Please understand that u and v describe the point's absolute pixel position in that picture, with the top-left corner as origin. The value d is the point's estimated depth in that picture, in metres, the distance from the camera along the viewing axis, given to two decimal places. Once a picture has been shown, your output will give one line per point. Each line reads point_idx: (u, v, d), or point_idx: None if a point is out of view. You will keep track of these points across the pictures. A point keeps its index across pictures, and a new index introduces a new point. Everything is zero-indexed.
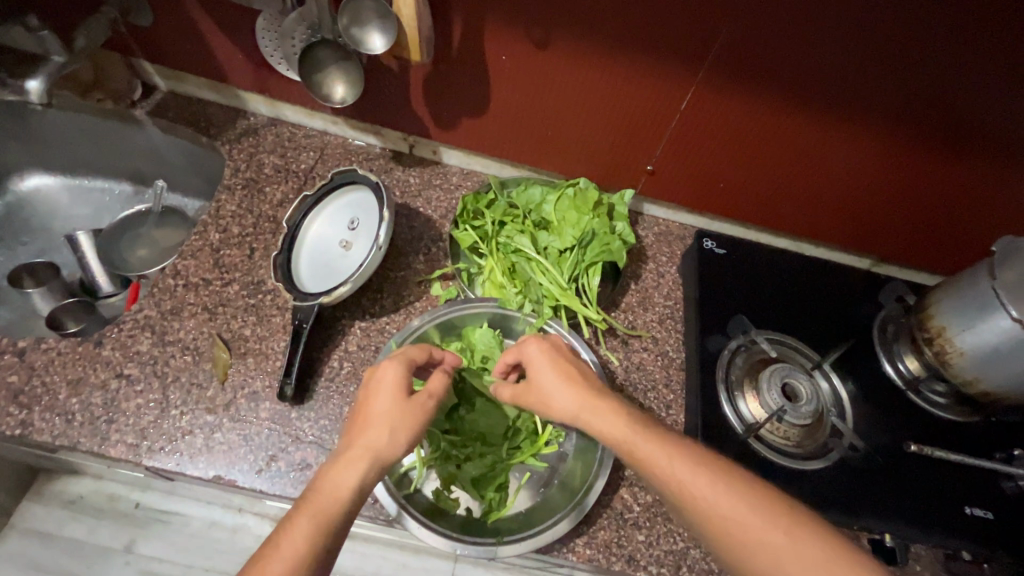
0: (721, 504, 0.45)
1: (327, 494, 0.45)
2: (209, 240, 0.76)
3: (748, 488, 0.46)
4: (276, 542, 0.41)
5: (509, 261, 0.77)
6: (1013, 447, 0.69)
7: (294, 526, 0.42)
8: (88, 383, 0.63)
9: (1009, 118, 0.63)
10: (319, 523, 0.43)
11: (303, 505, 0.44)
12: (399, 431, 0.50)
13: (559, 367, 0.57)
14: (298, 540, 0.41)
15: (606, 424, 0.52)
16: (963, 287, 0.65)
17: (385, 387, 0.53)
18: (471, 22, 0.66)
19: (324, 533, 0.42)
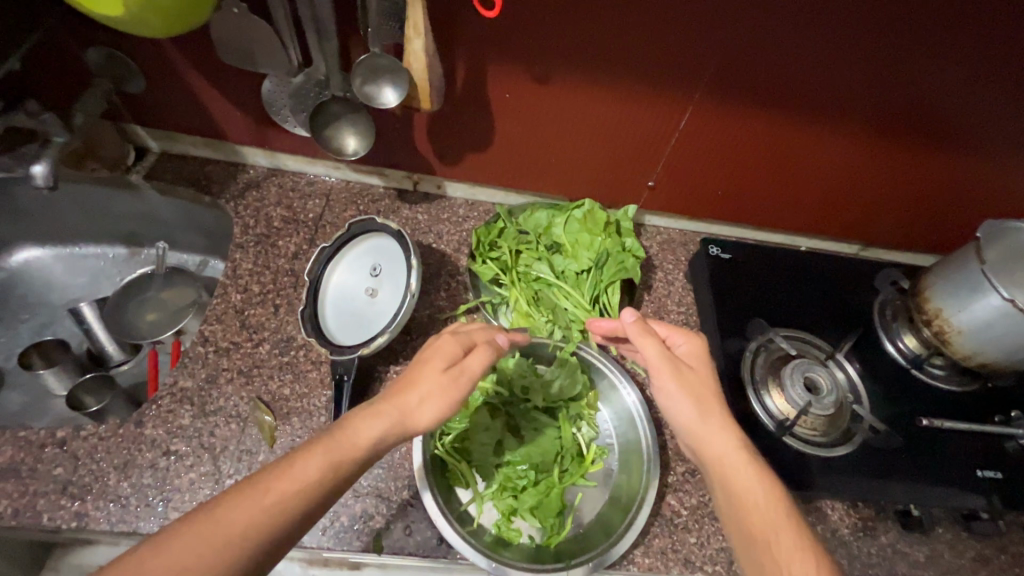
0: (778, 533, 0.48)
1: (348, 438, 0.48)
2: (232, 302, 0.76)
3: (806, 541, 0.48)
4: (292, 464, 0.45)
5: (534, 288, 0.79)
6: (1011, 409, 0.76)
7: (310, 460, 0.45)
8: (136, 465, 0.62)
9: (984, 107, 0.68)
10: (331, 461, 0.46)
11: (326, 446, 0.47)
12: (429, 402, 0.52)
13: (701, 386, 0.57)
14: (311, 469, 0.45)
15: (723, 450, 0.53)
16: (954, 271, 0.70)
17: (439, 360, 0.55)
18: (476, 66, 0.68)
19: (330, 478, 0.45)
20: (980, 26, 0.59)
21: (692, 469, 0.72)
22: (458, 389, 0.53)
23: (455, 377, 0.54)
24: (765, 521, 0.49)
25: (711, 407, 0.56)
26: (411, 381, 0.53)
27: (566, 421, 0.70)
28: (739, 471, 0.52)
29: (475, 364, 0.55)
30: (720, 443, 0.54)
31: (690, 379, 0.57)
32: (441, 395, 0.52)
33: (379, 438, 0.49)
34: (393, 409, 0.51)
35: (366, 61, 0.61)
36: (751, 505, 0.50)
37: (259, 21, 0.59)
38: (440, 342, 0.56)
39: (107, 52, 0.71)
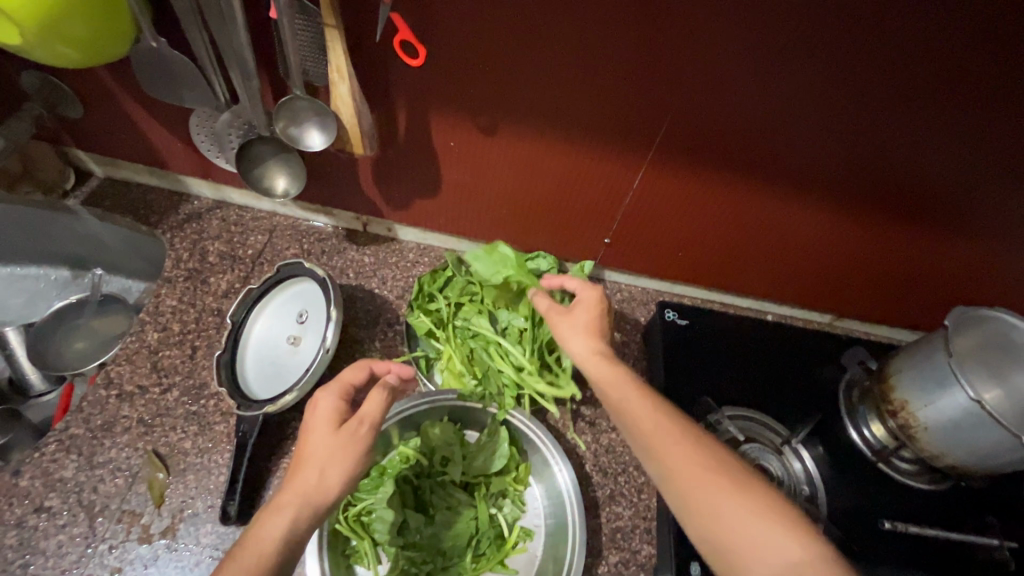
0: (646, 419, 0.49)
1: (251, 551, 0.40)
2: (147, 341, 0.71)
3: (674, 418, 0.49)
4: None
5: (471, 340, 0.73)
6: (985, 513, 0.68)
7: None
8: (1, 522, 0.57)
9: (951, 190, 0.64)
10: None
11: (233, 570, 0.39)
12: (331, 468, 0.46)
13: (591, 318, 0.59)
14: None
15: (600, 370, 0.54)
16: (920, 358, 0.64)
17: (325, 426, 0.48)
18: (416, 114, 0.65)
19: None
20: (952, 102, 0.54)
21: (626, 559, 0.65)
22: (360, 441, 0.48)
23: (352, 432, 0.48)
24: (632, 404, 0.50)
25: (585, 331, 0.57)
26: (300, 458, 0.46)
27: (484, 499, 0.63)
28: (626, 400, 0.51)
29: (370, 409, 0.50)
30: (599, 366, 0.54)
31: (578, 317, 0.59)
32: (342, 455, 0.47)
33: (287, 533, 0.42)
34: (293, 495, 0.44)
35: (288, 104, 0.59)
36: (648, 432, 0.48)
37: (180, 57, 0.56)
38: (317, 403, 0.50)
39: (41, 76, 0.68)
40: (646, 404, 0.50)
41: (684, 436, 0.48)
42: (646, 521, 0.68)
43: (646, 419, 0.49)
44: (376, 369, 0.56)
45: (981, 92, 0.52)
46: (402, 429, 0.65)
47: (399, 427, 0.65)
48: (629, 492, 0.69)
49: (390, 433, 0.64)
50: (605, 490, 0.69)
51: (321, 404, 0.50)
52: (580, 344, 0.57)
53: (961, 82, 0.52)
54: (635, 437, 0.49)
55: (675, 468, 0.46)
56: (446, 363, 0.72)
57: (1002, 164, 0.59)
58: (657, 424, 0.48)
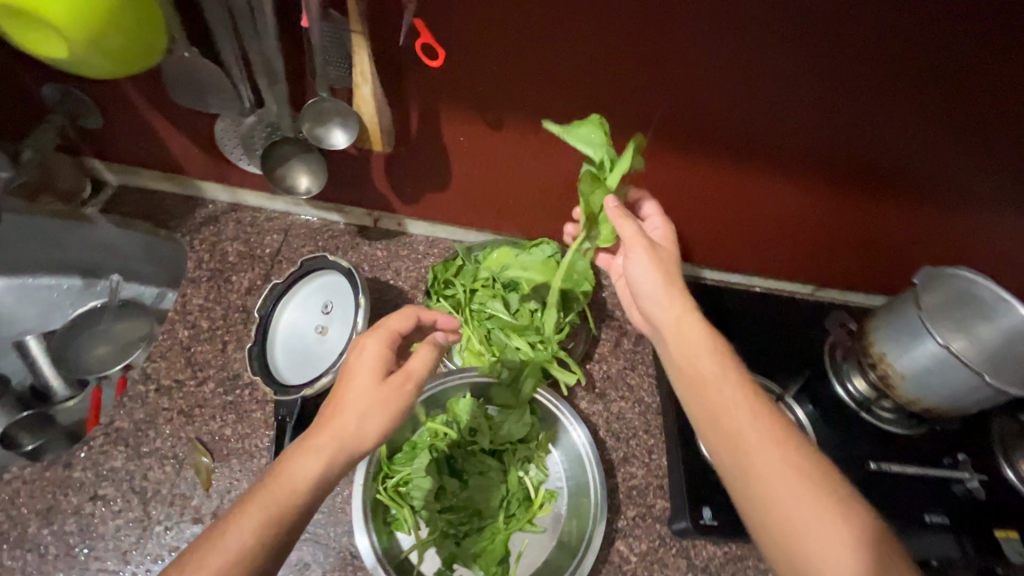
0: (729, 392, 0.52)
1: (282, 490, 0.44)
2: (178, 338, 0.74)
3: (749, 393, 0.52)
4: (224, 530, 0.43)
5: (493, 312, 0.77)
6: (957, 451, 0.76)
7: (242, 519, 0.43)
8: (59, 511, 0.60)
9: (917, 163, 0.71)
10: (268, 518, 0.43)
11: (262, 502, 0.44)
12: (369, 421, 0.49)
13: (669, 268, 0.59)
14: (244, 534, 0.42)
15: (682, 327, 0.56)
16: (893, 314, 0.71)
17: (368, 373, 0.51)
18: (429, 111, 0.70)
19: (266, 534, 0.43)
20: (911, 81, 0.61)
21: (642, 513, 0.71)
22: (401, 397, 0.51)
23: (394, 387, 0.51)
24: (710, 372, 0.53)
25: (678, 297, 0.58)
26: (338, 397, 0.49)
27: (512, 464, 0.68)
28: (714, 383, 0.53)
29: (414, 367, 0.53)
30: (689, 335, 0.56)
31: (663, 258, 0.59)
32: (377, 409, 0.50)
33: (316, 476, 0.46)
34: (328, 441, 0.47)
35: (315, 105, 0.63)
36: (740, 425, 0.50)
37: (210, 65, 0.60)
38: (364, 350, 0.53)
39: (63, 89, 0.71)
40: (738, 397, 0.52)
41: (782, 441, 0.48)
42: (658, 478, 0.74)
43: (742, 416, 0.50)
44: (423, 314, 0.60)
45: (935, 71, 0.59)
46: (428, 407, 0.70)
47: (425, 405, 0.70)
48: (641, 453, 0.75)
49: (417, 412, 0.69)
50: (618, 452, 0.75)
51: (367, 351, 0.52)
52: (664, 305, 0.58)
53: (915, 62, 0.58)
54: (715, 418, 0.51)
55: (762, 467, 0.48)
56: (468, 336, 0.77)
57: (958, 136, 0.66)
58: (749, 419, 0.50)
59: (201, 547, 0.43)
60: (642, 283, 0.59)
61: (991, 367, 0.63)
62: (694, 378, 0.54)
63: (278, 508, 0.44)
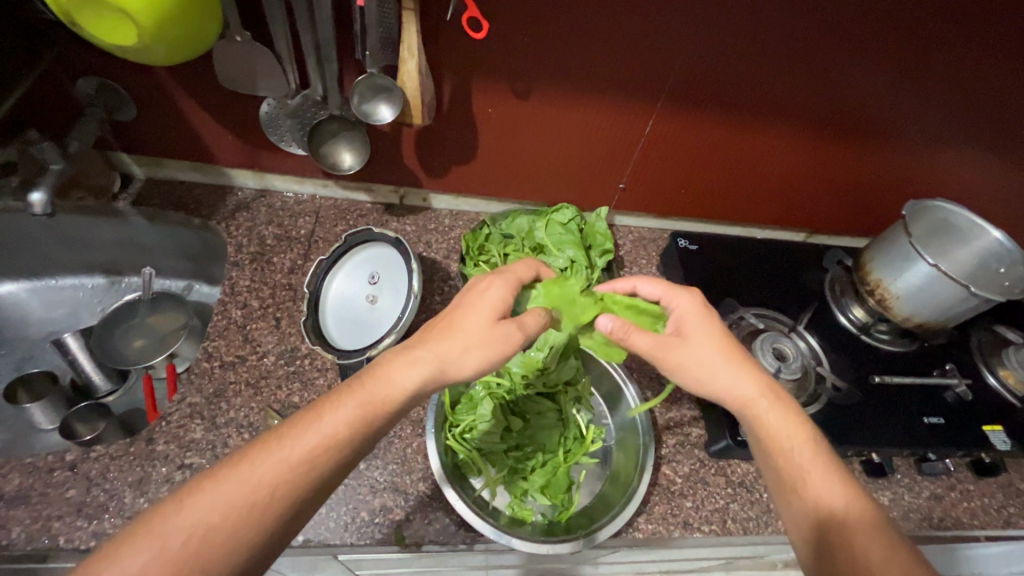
0: (804, 462, 0.54)
1: (383, 389, 0.51)
2: (233, 318, 0.77)
3: (830, 461, 0.54)
4: (322, 411, 0.48)
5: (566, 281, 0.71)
6: (945, 362, 0.87)
7: (338, 411, 0.48)
8: (151, 480, 0.63)
9: (896, 110, 0.79)
10: (364, 411, 0.49)
11: (363, 401, 0.49)
12: (472, 353, 0.54)
13: (714, 347, 0.61)
14: (343, 419, 0.48)
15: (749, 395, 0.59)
16: (887, 243, 0.80)
17: (489, 311, 0.57)
18: (462, 82, 0.74)
19: (359, 425, 0.48)
20: (897, 38, 0.69)
21: (681, 440, 0.79)
22: (507, 338, 0.56)
23: (504, 328, 0.56)
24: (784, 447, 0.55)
25: (748, 370, 0.60)
26: (453, 334, 0.54)
27: (565, 403, 0.75)
28: (792, 456, 0.55)
29: (527, 323, 0.59)
30: (758, 409, 0.58)
31: (694, 344, 0.61)
32: (481, 347, 0.54)
33: (411, 387, 0.51)
34: (432, 358, 0.53)
35: (366, 81, 0.67)
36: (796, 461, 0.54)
37: (262, 48, 0.63)
38: (490, 289, 0.58)
39: (99, 81, 0.73)
40: (815, 463, 0.54)
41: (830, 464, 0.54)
42: (691, 409, 0.81)
43: (822, 486, 0.52)
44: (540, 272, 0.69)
45: (914, 23, 0.67)
46: None
47: None
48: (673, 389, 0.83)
49: None
50: (653, 390, 0.82)
51: (493, 289, 0.58)
52: (730, 379, 0.59)
53: (903, 20, 0.66)
54: (787, 495, 0.53)
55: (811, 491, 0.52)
56: (535, 296, 0.69)
57: (937, 84, 0.75)
58: (810, 462, 0.54)
59: (299, 422, 0.47)
60: (688, 377, 0.61)
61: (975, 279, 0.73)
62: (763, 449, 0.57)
63: (376, 408, 0.49)
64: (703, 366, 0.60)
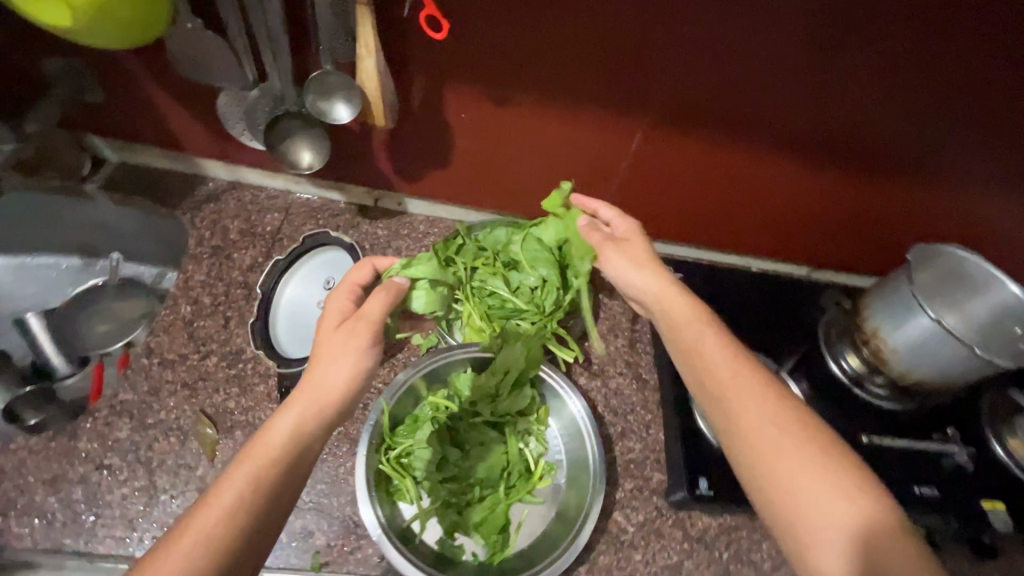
0: (754, 417, 0.53)
1: (262, 451, 0.47)
2: (181, 313, 0.75)
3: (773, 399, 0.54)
4: (208, 496, 0.44)
5: (434, 270, 0.70)
6: (947, 427, 0.78)
7: (224, 487, 0.44)
8: (66, 480, 0.61)
9: (914, 143, 0.71)
10: (253, 474, 0.45)
11: (247, 467, 0.46)
12: (335, 365, 0.54)
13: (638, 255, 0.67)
14: (231, 488, 0.44)
15: (675, 303, 0.63)
16: (889, 289, 0.72)
17: (337, 321, 0.58)
18: (434, 87, 0.69)
19: (255, 489, 0.45)
20: (914, 68, 0.61)
21: (640, 485, 0.73)
22: (358, 332, 0.56)
23: (351, 326, 0.56)
24: (720, 372, 0.56)
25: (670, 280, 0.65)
26: (316, 354, 0.55)
27: (513, 436, 0.70)
28: (731, 386, 0.55)
29: (371, 309, 0.58)
30: (674, 314, 0.62)
31: (629, 249, 0.68)
32: (342, 355, 0.54)
33: (294, 432, 0.49)
34: (303, 395, 0.52)
35: (319, 78, 0.64)
36: (747, 421, 0.53)
37: (214, 38, 0.60)
38: (331, 300, 0.60)
39: (64, 61, 0.70)
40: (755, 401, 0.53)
41: (783, 417, 0.52)
42: (655, 452, 0.75)
43: (780, 436, 0.51)
44: (377, 266, 0.68)
45: (934, 51, 0.59)
46: (429, 382, 0.72)
47: (424, 379, 0.71)
48: (639, 427, 0.77)
49: (416, 385, 0.71)
50: (616, 427, 0.76)
51: (332, 305, 0.59)
52: (648, 282, 0.65)
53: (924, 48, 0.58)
54: (734, 433, 0.53)
55: (805, 479, 0.48)
56: (421, 299, 0.71)
57: (957, 120, 0.67)
58: (743, 389, 0.55)
59: (184, 519, 0.42)
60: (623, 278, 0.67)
61: (982, 339, 0.64)
62: (713, 399, 0.56)
63: (265, 466, 0.46)
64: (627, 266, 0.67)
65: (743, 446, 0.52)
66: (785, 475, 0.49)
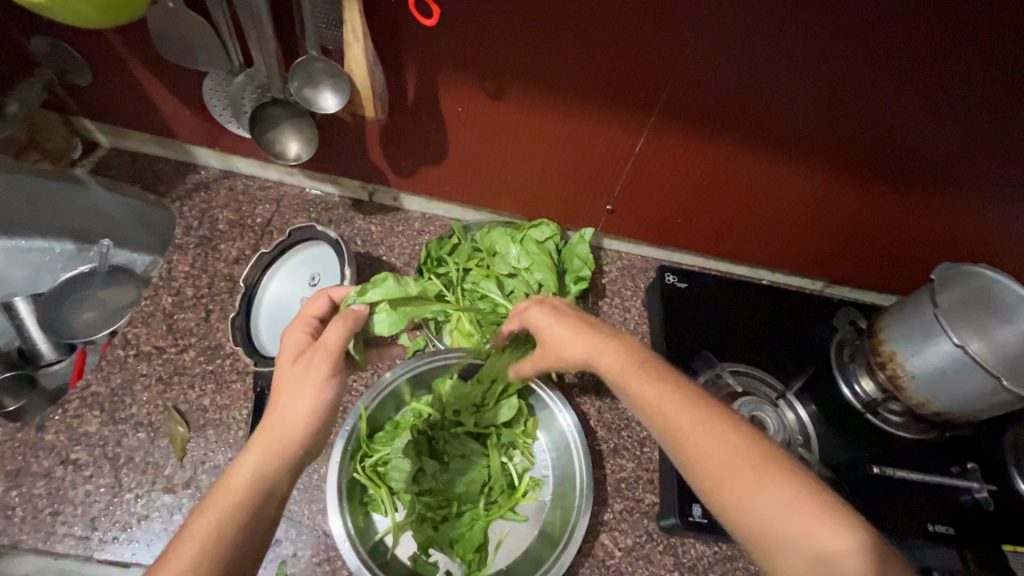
0: (729, 482, 0.44)
1: (226, 500, 0.44)
2: (161, 305, 0.73)
3: (747, 450, 0.45)
4: (169, 554, 0.41)
5: (392, 290, 0.60)
6: (967, 460, 0.73)
7: (185, 537, 0.42)
8: (30, 473, 0.60)
9: (942, 153, 0.65)
10: (216, 526, 0.42)
11: (209, 520, 0.43)
12: (300, 400, 0.48)
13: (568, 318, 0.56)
14: (192, 545, 0.41)
15: (615, 361, 0.51)
16: (908, 312, 0.67)
17: (292, 359, 0.52)
18: (428, 78, 0.65)
19: (218, 542, 0.42)
20: (945, 70, 0.55)
21: (630, 507, 0.68)
22: (319, 365, 0.50)
23: (308, 358, 0.50)
24: (686, 436, 0.46)
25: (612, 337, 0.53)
26: (273, 392, 0.50)
27: (495, 448, 0.67)
28: (702, 457, 0.45)
29: (331, 340, 0.52)
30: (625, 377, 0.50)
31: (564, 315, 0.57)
32: (310, 389, 0.49)
33: (256, 474, 0.45)
34: (265, 434, 0.47)
35: (304, 64, 0.61)
36: (729, 497, 0.43)
37: (195, 18, 0.57)
38: (285, 337, 0.54)
39: (51, 41, 0.68)
40: (730, 463, 0.44)
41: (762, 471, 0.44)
42: (649, 472, 0.71)
43: (767, 498, 0.42)
44: (335, 296, 0.60)
45: (969, 55, 0.53)
46: (414, 386, 0.68)
47: (409, 383, 0.68)
48: (633, 445, 0.72)
49: (401, 388, 0.67)
50: (609, 443, 0.72)
51: (290, 337, 0.54)
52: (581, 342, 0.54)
53: (958, 49, 0.53)
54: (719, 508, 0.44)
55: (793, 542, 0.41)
56: (386, 322, 0.60)
57: (992, 129, 0.61)
58: (712, 450, 0.45)
59: None
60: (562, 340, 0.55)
61: (1009, 371, 0.59)
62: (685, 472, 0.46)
63: (228, 516, 0.43)
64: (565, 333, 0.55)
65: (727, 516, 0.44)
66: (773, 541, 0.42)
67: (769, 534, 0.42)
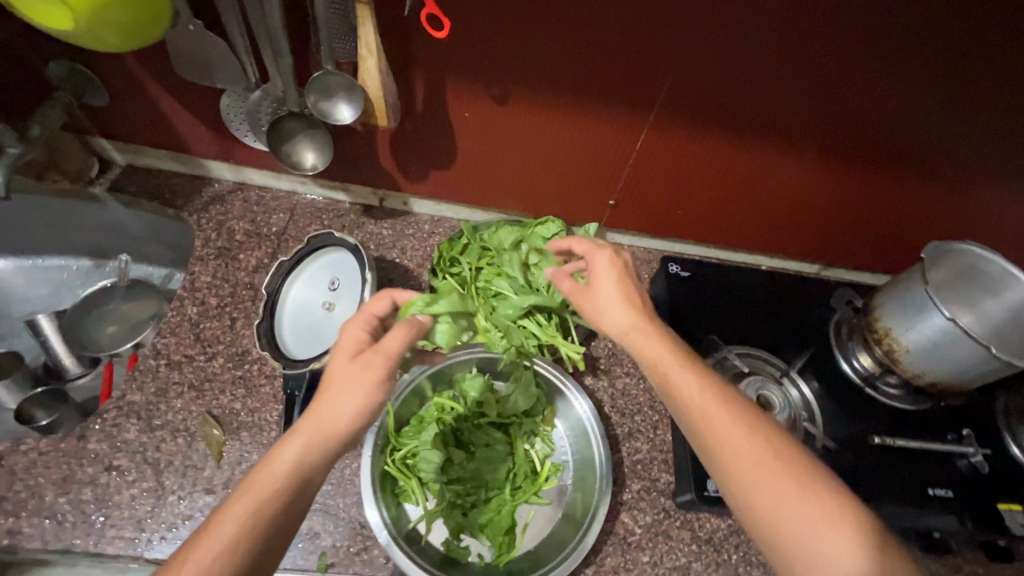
0: (749, 471, 0.46)
1: (266, 481, 0.45)
2: (187, 315, 0.75)
3: (770, 446, 0.48)
4: (210, 526, 0.42)
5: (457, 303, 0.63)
6: (961, 428, 0.77)
7: (224, 515, 0.43)
8: (76, 480, 0.63)
9: (926, 138, 0.69)
10: (254, 506, 0.44)
11: (247, 499, 0.44)
12: (347, 398, 0.51)
13: (621, 287, 0.59)
14: (231, 520, 0.43)
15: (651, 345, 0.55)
16: (904, 292, 0.70)
17: (347, 355, 0.54)
18: (437, 86, 0.68)
19: (255, 522, 0.43)
20: (927, 59, 0.59)
21: (647, 486, 0.72)
22: (372, 367, 0.52)
23: (368, 359, 0.53)
24: (715, 419, 0.49)
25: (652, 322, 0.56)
26: (325, 387, 0.52)
27: (518, 437, 0.70)
28: (727, 440, 0.48)
29: (390, 345, 0.55)
30: (661, 358, 0.54)
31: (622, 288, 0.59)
32: (358, 387, 0.51)
33: (296, 462, 0.47)
34: (307, 423, 0.49)
35: (320, 78, 0.64)
36: (748, 480, 0.46)
37: (216, 39, 0.60)
38: (345, 331, 0.57)
39: (69, 65, 0.70)
40: (748, 448, 0.47)
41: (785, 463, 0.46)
42: (663, 453, 0.75)
43: (780, 484, 0.45)
44: (398, 298, 0.61)
45: (946, 44, 0.57)
46: (435, 382, 0.72)
47: (430, 380, 0.71)
48: (646, 428, 0.76)
49: (423, 385, 0.70)
50: (623, 428, 0.76)
51: (347, 334, 0.56)
52: (623, 320, 0.57)
53: (939, 39, 0.56)
54: (734, 492, 0.47)
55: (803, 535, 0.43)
56: (446, 332, 0.64)
57: (972, 114, 0.65)
58: (734, 434, 0.48)
59: (180, 555, 0.41)
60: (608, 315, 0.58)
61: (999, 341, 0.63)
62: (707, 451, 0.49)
63: (267, 497, 0.45)
64: (613, 315, 0.57)
65: (740, 502, 0.47)
66: (784, 529, 0.44)
67: (777, 522, 0.44)
